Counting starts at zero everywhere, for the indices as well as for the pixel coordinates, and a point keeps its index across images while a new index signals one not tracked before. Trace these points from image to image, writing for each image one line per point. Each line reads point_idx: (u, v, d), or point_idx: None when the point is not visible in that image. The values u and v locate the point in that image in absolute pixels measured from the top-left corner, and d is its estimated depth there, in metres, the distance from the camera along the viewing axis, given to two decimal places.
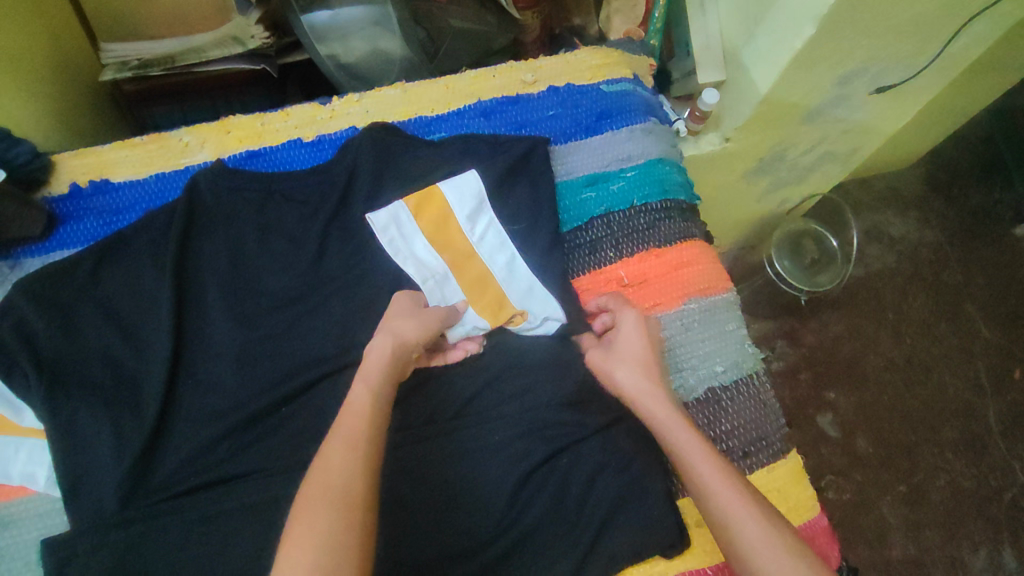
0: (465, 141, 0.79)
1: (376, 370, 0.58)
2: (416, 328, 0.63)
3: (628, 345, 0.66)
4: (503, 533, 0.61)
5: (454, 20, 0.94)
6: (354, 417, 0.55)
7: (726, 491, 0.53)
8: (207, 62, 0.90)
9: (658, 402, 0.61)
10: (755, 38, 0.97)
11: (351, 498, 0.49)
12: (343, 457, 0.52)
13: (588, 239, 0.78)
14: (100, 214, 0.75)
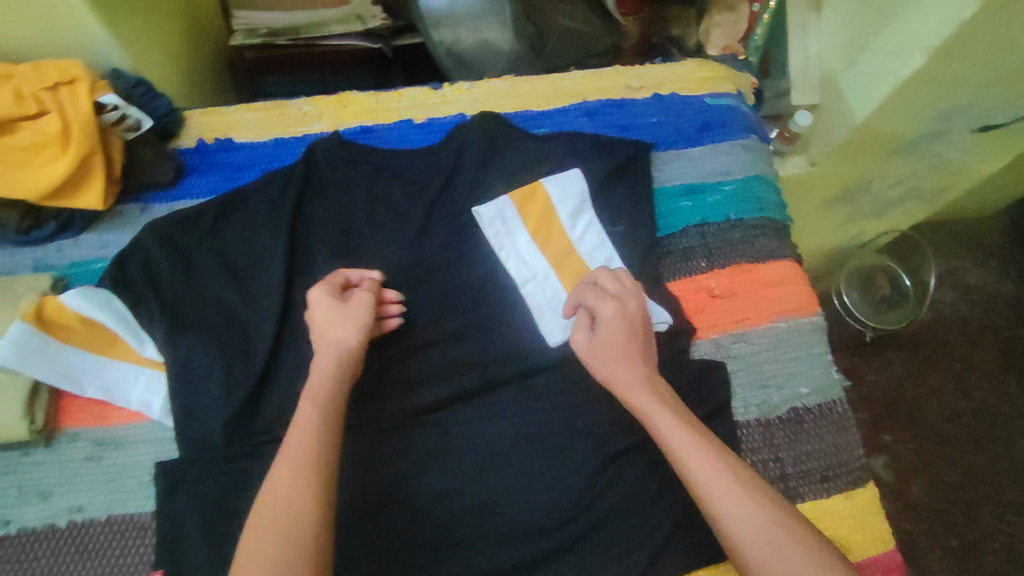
0: (568, 139, 0.81)
1: (314, 382, 0.59)
2: (354, 330, 0.62)
3: (608, 336, 0.61)
4: (577, 521, 0.63)
5: (560, 19, 0.96)
6: (302, 433, 0.55)
7: (711, 476, 0.53)
8: (329, 36, 0.94)
9: (640, 390, 0.59)
10: (856, 65, 0.98)
11: (299, 516, 0.50)
12: (290, 481, 0.51)
13: (682, 247, 0.79)
14: (222, 170, 0.79)
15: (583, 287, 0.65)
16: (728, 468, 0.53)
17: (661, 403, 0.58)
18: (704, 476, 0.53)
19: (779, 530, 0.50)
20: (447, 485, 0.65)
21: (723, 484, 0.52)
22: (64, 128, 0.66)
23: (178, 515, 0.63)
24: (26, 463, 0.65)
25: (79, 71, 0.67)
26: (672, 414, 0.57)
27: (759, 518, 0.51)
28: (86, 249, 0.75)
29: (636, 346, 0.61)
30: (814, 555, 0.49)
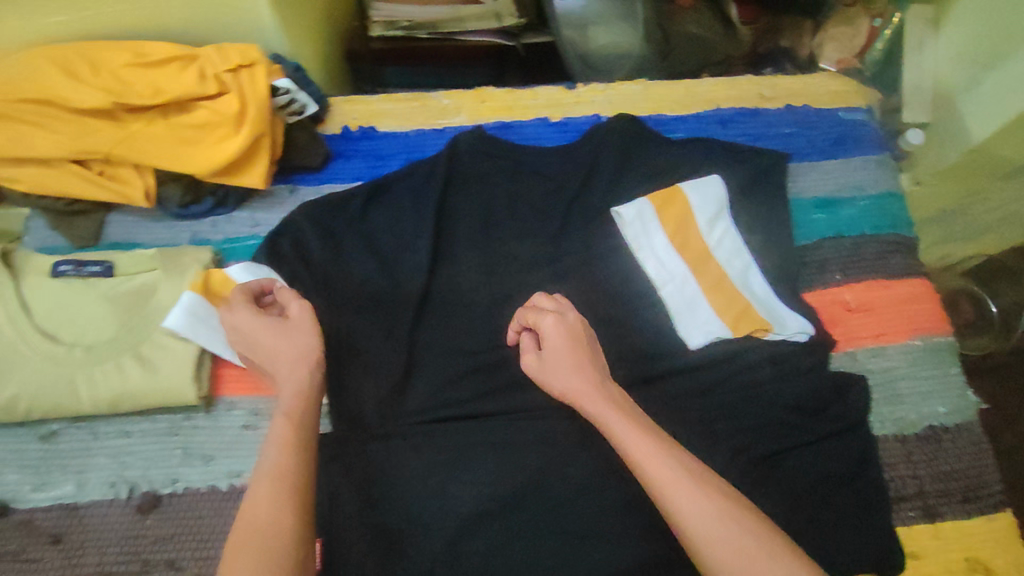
0: (704, 146, 0.82)
1: (287, 393, 0.56)
2: (310, 340, 0.59)
3: (554, 347, 0.61)
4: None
5: (688, 26, 0.96)
6: (272, 447, 0.52)
7: (667, 476, 0.50)
8: (465, 32, 0.98)
9: (598, 401, 0.57)
10: (979, 87, 0.93)
11: (277, 532, 0.47)
12: (268, 495, 0.48)
13: (817, 258, 0.79)
14: (366, 158, 0.82)
15: (523, 311, 0.65)
16: (686, 469, 0.51)
17: (616, 407, 0.56)
18: (661, 477, 0.50)
19: (734, 524, 0.48)
20: (590, 476, 0.66)
21: (680, 483, 0.50)
22: (240, 109, 0.68)
23: (332, 489, 0.65)
24: (188, 426, 0.69)
25: (258, 56, 0.70)
26: (620, 416, 0.55)
27: (717, 515, 0.48)
28: (238, 225, 0.77)
29: (585, 355, 0.60)
30: (774, 556, 0.46)
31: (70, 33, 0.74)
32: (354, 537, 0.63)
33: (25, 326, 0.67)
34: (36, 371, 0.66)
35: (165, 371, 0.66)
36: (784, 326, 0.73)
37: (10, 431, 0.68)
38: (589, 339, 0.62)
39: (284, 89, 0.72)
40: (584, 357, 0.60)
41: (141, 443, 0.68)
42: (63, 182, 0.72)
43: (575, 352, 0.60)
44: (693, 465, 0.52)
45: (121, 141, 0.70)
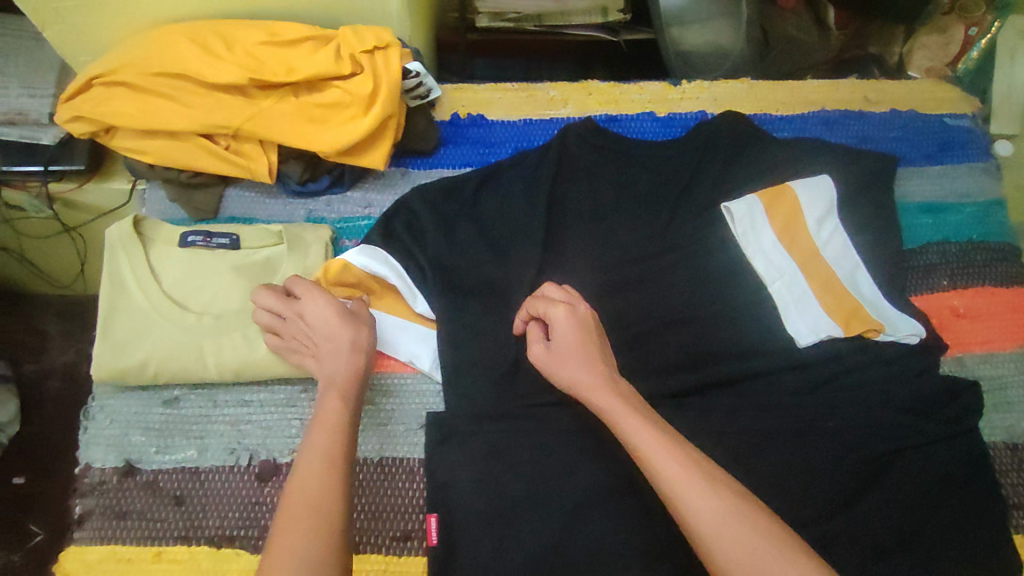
0: (812, 146, 0.82)
1: (337, 376, 0.60)
2: (364, 331, 0.63)
3: (564, 340, 0.62)
4: (819, 519, 0.67)
5: (787, 28, 0.97)
6: (322, 430, 0.56)
7: (675, 471, 0.53)
8: (569, 27, 0.98)
9: (606, 394, 0.59)
10: None
11: (324, 510, 0.51)
12: (315, 478, 0.52)
13: (924, 262, 0.80)
14: (475, 145, 0.83)
15: (530, 299, 0.66)
16: (693, 465, 0.53)
17: (626, 402, 0.58)
18: (669, 472, 0.53)
19: (742, 520, 0.50)
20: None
21: (688, 479, 0.52)
22: (372, 91, 0.70)
23: (450, 465, 0.67)
24: (305, 399, 0.70)
25: (390, 37, 0.70)
26: (632, 411, 0.57)
27: (723, 511, 0.51)
28: (352, 206, 0.79)
29: (593, 347, 0.62)
30: (779, 552, 0.49)
31: (205, 11, 0.76)
32: (472, 513, 0.64)
33: (156, 292, 0.69)
34: (165, 337, 0.67)
35: None
36: (895, 328, 0.74)
37: (136, 393, 0.70)
38: (599, 333, 0.64)
39: (415, 71, 0.73)
40: (594, 349, 0.62)
41: (259, 413, 0.69)
42: (190, 155, 0.74)
43: (587, 345, 0.62)
44: (699, 460, 0.54)
45: (252, 117, 0.71)
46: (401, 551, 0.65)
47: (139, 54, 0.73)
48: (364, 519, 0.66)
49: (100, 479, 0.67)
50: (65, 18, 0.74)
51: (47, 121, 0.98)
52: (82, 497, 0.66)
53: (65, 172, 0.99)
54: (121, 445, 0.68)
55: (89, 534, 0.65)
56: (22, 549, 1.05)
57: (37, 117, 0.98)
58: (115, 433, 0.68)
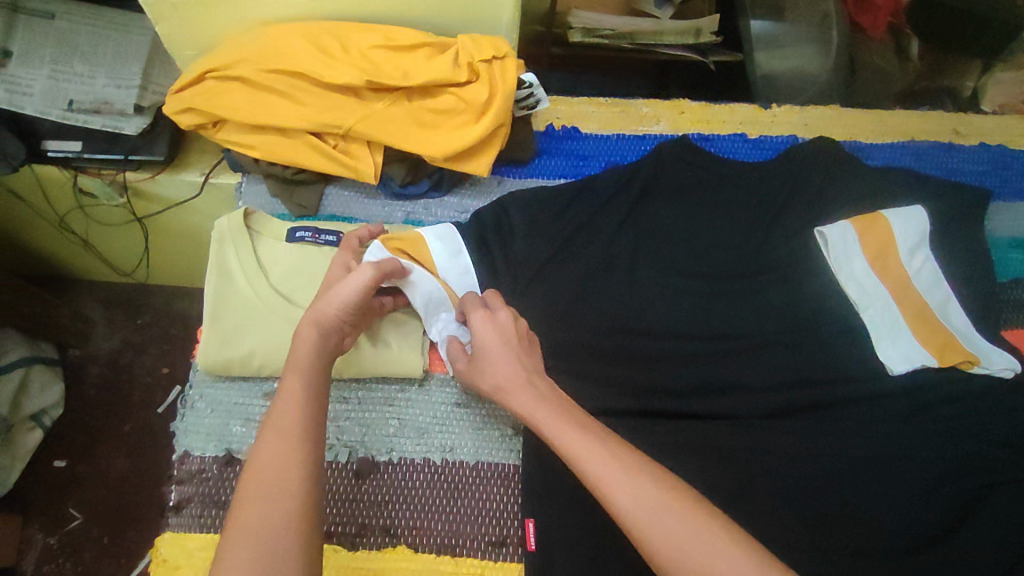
0: (904, 175, 0.83)
1: (305, 348, 0.58)
2: (335, 299, 0.62)
3: (480, 343, 0.62)
4: (919, 548, 0.64)
5: (871, 57, 1.00)
6: (284, 401, 0.54)
7: (602, 468, 0.51)
8: (660, 46, 0.99)
9: (527, 395, 0.58)
10: None
11: (286, 485, 0.48)
12: (272, 448, 0.50)
13: (1014, 297, 0.80)
14: (570, 157, 0.85)
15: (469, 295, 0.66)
16: (614, 452, 0.52)
17: (538, 397, 0.57)
18: (595, 469, 0.51)
19: (682, 513, 0.48)
20: (790, 487, 0.66)
21: (610, 468, 0.51)
22: (487, 99, 0.72)
23: (547, 471, 0.66)
24: (402, 399, 0.71)
25: (509, 49, 0.73)
26: (547, 406, 0.57)
27: (656, 500, 0.49)
28: (449, 210, 0.81)
29: (512, 350, 0.61)
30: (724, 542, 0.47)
31: (324, 14, 0.78)
32: (568, 523, 0.63)
33: (264, 284, 0.70)
34: (271, 329, 0.68)
35: (401, 346, 0.71)
36: (991, 362, 0.73)
37: (237, 384, 0.70)
38: (517, 331, 0.63)
39: (527, 83, 0.77)
40: (511, 348, 0.61)
41: (357, 409, 0.70)
42: (298, 152, 0.76)
43: (500, 345, 0.61)
44: (618, 447, 0.53)
45: (365, 117, 0.73)
46: (497, 556, 0.65)
47: (258, 51, 0.75)
48: (459, 522, 0.66)
49: (199, 467, 0.67)
50: (183, 12, 0.75)
51: (132, 112, 0.95)
52: (178, 484, 0.66)
53: (143, 162, 0.96)
54: (221, 435, 0.68)
55: (187, 521, 0.65)
56: (59, 532, 1.05)
57: (123, 107, 0.95)
58: (215, 422, 0.69)
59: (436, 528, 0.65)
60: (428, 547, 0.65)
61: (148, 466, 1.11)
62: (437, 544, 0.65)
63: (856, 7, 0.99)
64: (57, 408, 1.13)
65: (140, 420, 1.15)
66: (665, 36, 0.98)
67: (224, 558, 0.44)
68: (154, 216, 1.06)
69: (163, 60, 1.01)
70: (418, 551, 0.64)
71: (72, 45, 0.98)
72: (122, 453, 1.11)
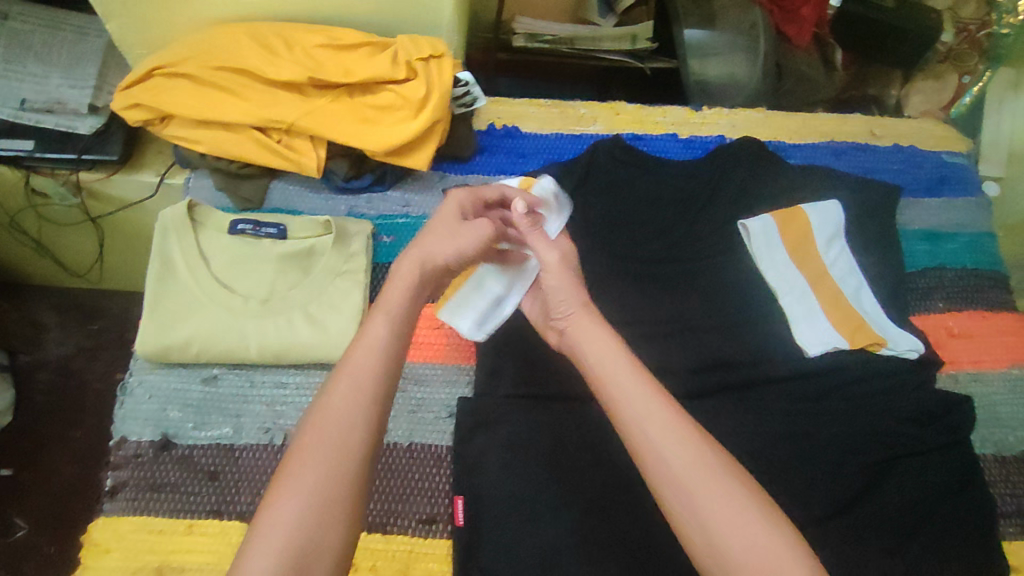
0: (822, 173, 0.88)
1: (397, 296, 0.58)
2: (449, 249, 0.63)
3: (564, 264, 0.65)
4: (826, 518, 0.68)
5: (798, 66, 1.04)
6: (364, 351, 0.53)
7: (692, 482, 0.47)
8: (599, 51, 1.04)
9: (631, 389, 0.53)
10: None
11: (344, 443, 0.48)
12: (344, 401, 0.50)
13: (922, 285, 0.85)
14: (508, 154, 0.88)
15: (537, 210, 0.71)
16: (686, 443, 0.49)
17: (649, 394, 0.52)
18: (683, 481, 0.48)
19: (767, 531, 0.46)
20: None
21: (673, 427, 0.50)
22: (424, 96, 0.75)
23: (481, 452, 0.69)
24: None
25: (445, 49, 0.77)
26: (638, 390, 0.53)
27: (745, 519, 0.46)
28: (391, 204, 0.82)
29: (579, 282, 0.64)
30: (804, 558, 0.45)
31: (268, 13, 0.81)
32: (498, 497, 0.66)
33: (205, 273, 0.72)
34: (210, 317, 0.70)
35: (331, 325, 0.71)
36: (897, 343, 0.78)
37: (176, 370, 0.72)
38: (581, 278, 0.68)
39: (464, 81, 0.80)
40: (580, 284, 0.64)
41: (296, 395, 0.71)
42: (243, 147, 0.78)
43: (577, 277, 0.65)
44: (682, 412, 0.52)
45: (306, 113, 0.76)
46: (426, 532, 0.67)
47: (204, 50, 0.77)
48: (391, 502, 0.68)
49: (135, 452, 0.68)
50: (131, 11, 0.78)
51: (86, 112, 0.97)
52: (114, 469, 0.67)
53: (96, 162, 0.97)
54: (159, 420, 0.69)
55: (121, 505, 0.65)
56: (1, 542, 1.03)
57: (77, 107, 0.97)
58: (153, 408, 0.70)
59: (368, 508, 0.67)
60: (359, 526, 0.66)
61: (94, 470, 1.12)
62: (369, 522, 0.67)
63: (781, 18, 1.03)
64: (5, 415, 1.11)
65: (92, 426, 1.14)
66: (603, 42, 1.03)
67: (274, 510, 0.45)
68: (108, 216, 1.07)
69: (116, 61, 1.03)
70: None
71: (25, 46, 0.99)
72: (69, 460, 1.10)
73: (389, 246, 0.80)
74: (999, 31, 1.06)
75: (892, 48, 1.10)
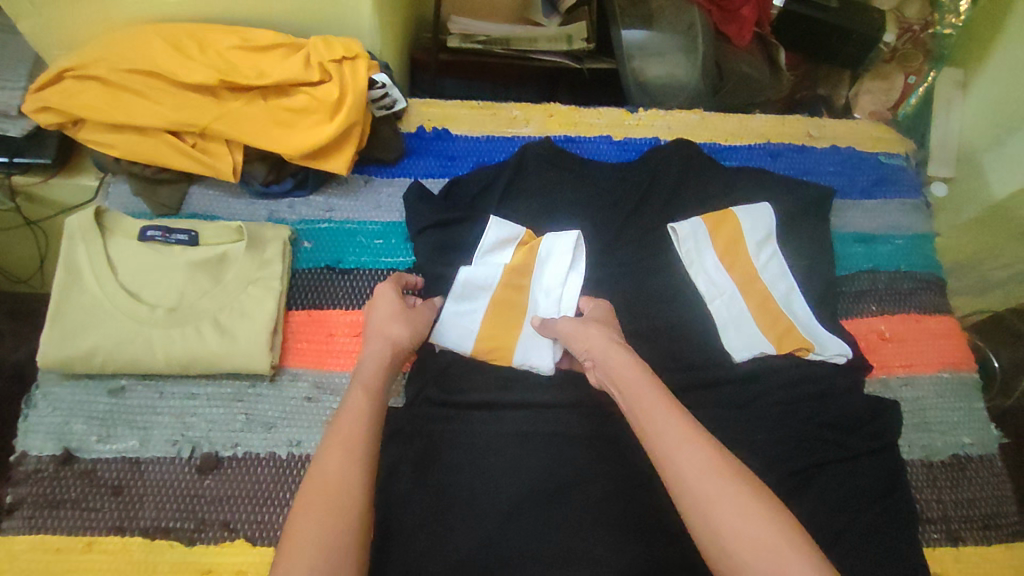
0: (756, 175, 0.88)
1: (370, 368, 0.62)
2: (404, 329, 0.67)
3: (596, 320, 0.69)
4: None
5: (739, 65, 1.03)
6: (350, 418, 0.57)
7: (707, 490, 0.48)
8: (535, 52, 1.03)
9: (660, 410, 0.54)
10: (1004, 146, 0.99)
11: (343, 498, 0.51)
12: (338, 459, 0.53)
13: (855, 288, 0.84)
14: (437, 157, 0.87)
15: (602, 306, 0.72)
16: (709, 460, 0.50)
17: (668, 411, 0.54)
18: (701, 491, 0.48)
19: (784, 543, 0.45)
20: (640, 472, 0.67)
21: (677, 431, 0.52)
22: (339, 98, 0.73)
23: (393, 464, 0.67)
24: (252, 394, 0.70)
25: (361, 50, 0.75)
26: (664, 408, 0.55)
27: (760, 528, 0.46)
28: (313, 209, 0.81)
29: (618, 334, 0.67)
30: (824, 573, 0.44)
31: (183, 14, 0.79)
32: (410, 507, 0.64)
33: (111, 282, 0.69)
34: (115, 327, 0.68)
35: (239, 339, 0.69)
36: (825, 348, 0.76)
37: (82, 382, 0.69)
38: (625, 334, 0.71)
39: (382, 83, 0.78)
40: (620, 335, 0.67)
41: (206, 406, 0.69)
42: (157, 152, 0.76)
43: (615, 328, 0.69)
44: (703, 433, 0.53)
45: (218, 116, 0.74)
46: None
47: (115, 51, 0.75)
48: None
49: (35, 467, 0.66)
50: (42, 10, 0.76)
51: (17, 114, 0.91)
52: (13, 486, 0.65)
53: (29, 165, 0.92)
54: (61, 433, 0.67)
55: (17, 523, 0.63)
56: None
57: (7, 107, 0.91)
58: (56, 421, 0.68)
59: (276, 522, 0.65)
60: (267, 540, 0.64)
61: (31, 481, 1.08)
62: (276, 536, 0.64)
63: (721, 18, 1.01)
64: None
65: None
66: (540, 43, 1.03)
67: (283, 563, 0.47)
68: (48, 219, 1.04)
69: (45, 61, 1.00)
70: (256, 544, 0.64)
71: None
72: None
73: (308, 252, 0.78)
74: (942, 31, 1.04)
75: (836, 48, 1.09)
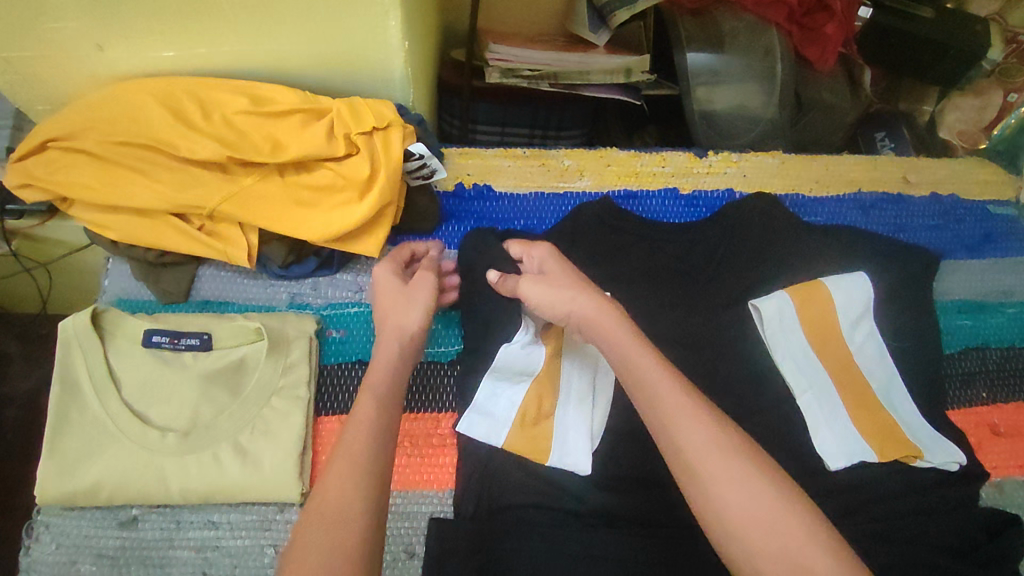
0: (847, 234, 0.76)
1: (379, 368, 0.53)
2: (418, 314, 0.57)
3: (552, 269, 0.59)
4: None
5: (820, 92, 0.90)
6: (358, 427, 0.48)
7: (721, 474, 0.44)
8: (586, 85, 0.89)
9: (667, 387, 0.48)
10: None
11: (346, 527, 0.42)
12: (343, 477, 0.45)
13: (962, 370, 0.73)
14: (480, 221, 0.76)
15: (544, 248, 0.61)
16: (723, 445, 0.46)
17: (667, 386, 0.48)
18: (714, 476, 0.44)
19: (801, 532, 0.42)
20: None
21: (689, 413, 0.47)
22: (370, 174, 0.62)
23: None
24: (280, 522, 0.61)
25: (393, 116, 0.64)
26: (671, 384, 0.49)
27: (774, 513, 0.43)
28: (341, 290, 0.71)
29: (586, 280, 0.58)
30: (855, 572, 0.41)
31: (182, 68, 0.66)
32: None
33: (116, 401, 0.60)
34: (122, 454, 0.59)
35: (263, 462, 0.60)
36: (935, 455, 0.66)
37: (90, 513, 0.61)
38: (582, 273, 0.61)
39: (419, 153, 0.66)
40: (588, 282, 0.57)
41: (229, 539, 0.61)
42: (159, 235, 0.65)
43: (579, 275, 0.58)
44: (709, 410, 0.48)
45: (228, 197, 0.63)
46: None
47: (101, 115, 0.62)
48: None
49: None
50: (18, 67, 0.64)
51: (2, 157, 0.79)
52: None
53: (21, 210, 0.77)
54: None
55: None
56: None
57: None
58: (61, 560, 0.60)
59: None
60: None
61: None
62: None
63: (802, 38, 0.86)
64: None
65: None
66: (593, 74, 0.88)
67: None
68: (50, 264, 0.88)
69: None
70: None
71: None
72: None
73: (338, 343, 0.68)
74: None
75: (927, 66, 0.94)
